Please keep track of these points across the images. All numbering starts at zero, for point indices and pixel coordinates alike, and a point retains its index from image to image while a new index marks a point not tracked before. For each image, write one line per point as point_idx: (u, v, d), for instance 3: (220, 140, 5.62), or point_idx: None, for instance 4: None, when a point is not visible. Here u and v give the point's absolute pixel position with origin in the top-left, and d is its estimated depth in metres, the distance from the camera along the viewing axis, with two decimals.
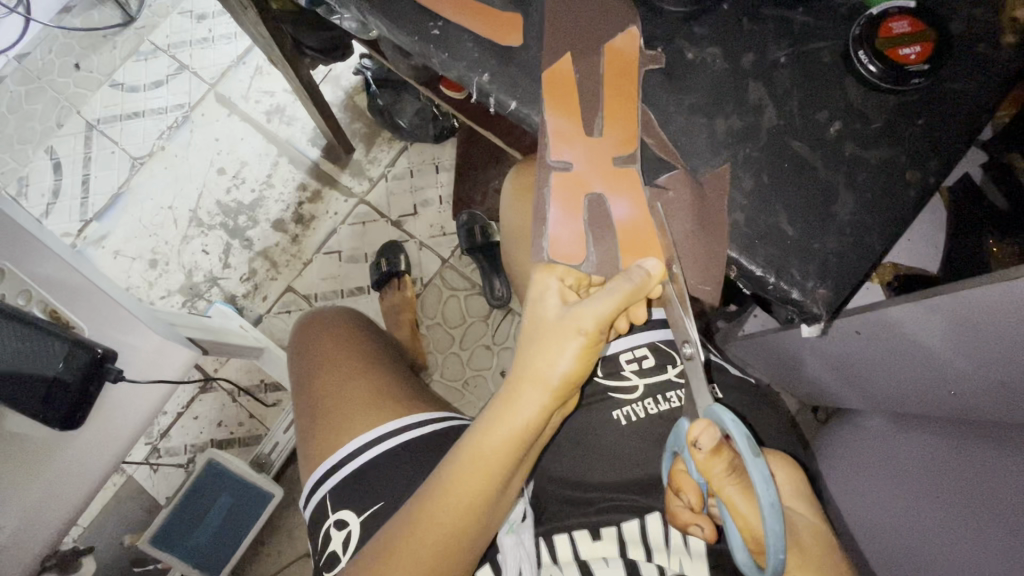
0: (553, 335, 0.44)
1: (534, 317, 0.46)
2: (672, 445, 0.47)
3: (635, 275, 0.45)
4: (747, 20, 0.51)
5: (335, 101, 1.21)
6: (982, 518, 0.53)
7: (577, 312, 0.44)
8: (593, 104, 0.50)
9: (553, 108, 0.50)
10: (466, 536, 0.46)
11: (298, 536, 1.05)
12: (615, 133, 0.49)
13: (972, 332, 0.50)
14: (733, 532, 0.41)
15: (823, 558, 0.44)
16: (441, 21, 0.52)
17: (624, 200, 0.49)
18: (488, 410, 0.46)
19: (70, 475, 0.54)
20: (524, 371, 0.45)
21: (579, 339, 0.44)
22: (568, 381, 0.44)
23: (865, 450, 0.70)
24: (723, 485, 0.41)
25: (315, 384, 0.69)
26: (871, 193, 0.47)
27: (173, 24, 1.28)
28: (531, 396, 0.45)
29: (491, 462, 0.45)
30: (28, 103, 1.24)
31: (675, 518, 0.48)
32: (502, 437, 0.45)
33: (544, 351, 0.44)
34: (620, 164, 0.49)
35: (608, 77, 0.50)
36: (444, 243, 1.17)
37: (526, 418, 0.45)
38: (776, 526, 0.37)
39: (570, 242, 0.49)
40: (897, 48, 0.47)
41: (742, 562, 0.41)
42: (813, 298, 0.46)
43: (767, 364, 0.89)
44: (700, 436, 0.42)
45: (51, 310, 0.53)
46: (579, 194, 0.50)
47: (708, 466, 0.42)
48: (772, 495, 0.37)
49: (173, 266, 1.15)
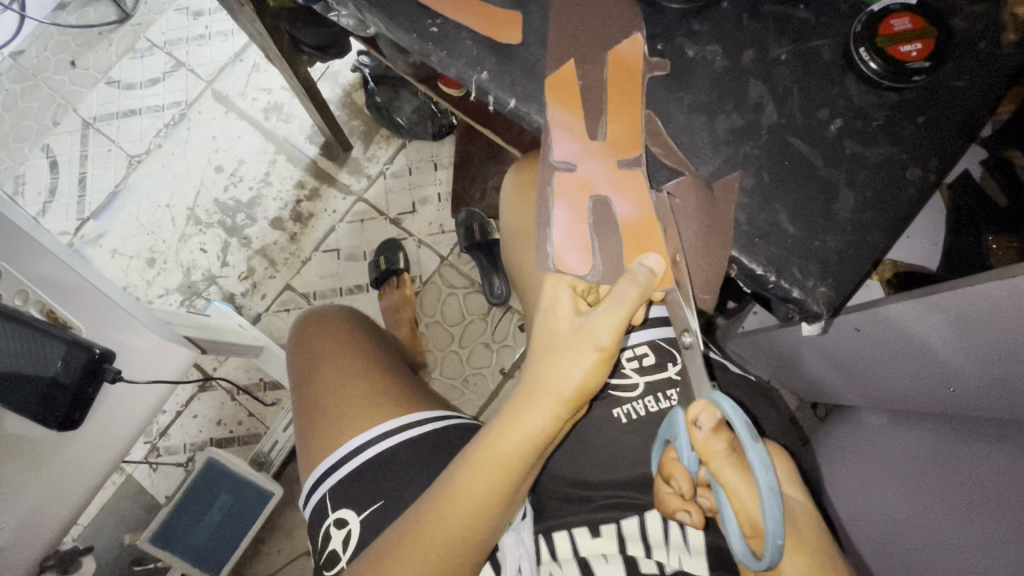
0: (568, 346, 0.44)
1: (549, 327, 0.46)
2: (663, 433, 0.47)
3: (638, 274, 0.44)
4: (747, 17, 0.50)
5: (333, 98, 1.20)
6: (968, 514, 0.54)
7: (592, 325, 0.43)
8: (598, 110, 0.49)
9: (557, 114, 0.49)
10: (476, 539, 0.46)
11: (298, 534, 1.05)
12: (621, 140, 0.48)
13: (971, 331, 0.50)
14: (728, 518, 0.41)
15: (817, 543, 0.44)
16: (439, 19, 0.51)
17: (629, 203, 0.48)
18: (500, 416, 0.47)
19: (70, 476, 0.54)
20: (538, 381, 0.45)
21: (594, 353, 0.43)
22: (581, 393, 0.44)
23: (872, 451, 0.70)
24: (721, 465, 0.41)
25: (316, 385, 0.69)
26: (871, 190, 0.47)
27: (169, 21, 1.27)
28: (545, 406, 0.44)
29: (502, 468, 0.45)
30: (23, 101, 1.23)
31: (663, 504, 0.47)
32: (514, 443, 0.45)
33: (559, 362, 0.44)
34: (626, 169, 0.48)
35: (614, 83, 0.49)
36: (443, 241, 1.16)
37: (539, 426, 0.45)
38: (775, 511, 0.37)
39: (577, 251, 0.48)
40: (898, 45, 0.47)
41: (736, 551, 0.41)
42: (813, 297, 0.46)
43: (767, 362, 0.90)
44: (700, 415, 0.42)
45: (49, 310, 0.53)
46: (583, 200, 0.48)
47: (707, 446, 0.42)
48: (771, 480, 0.37)
49: (171, 265, 1.14)
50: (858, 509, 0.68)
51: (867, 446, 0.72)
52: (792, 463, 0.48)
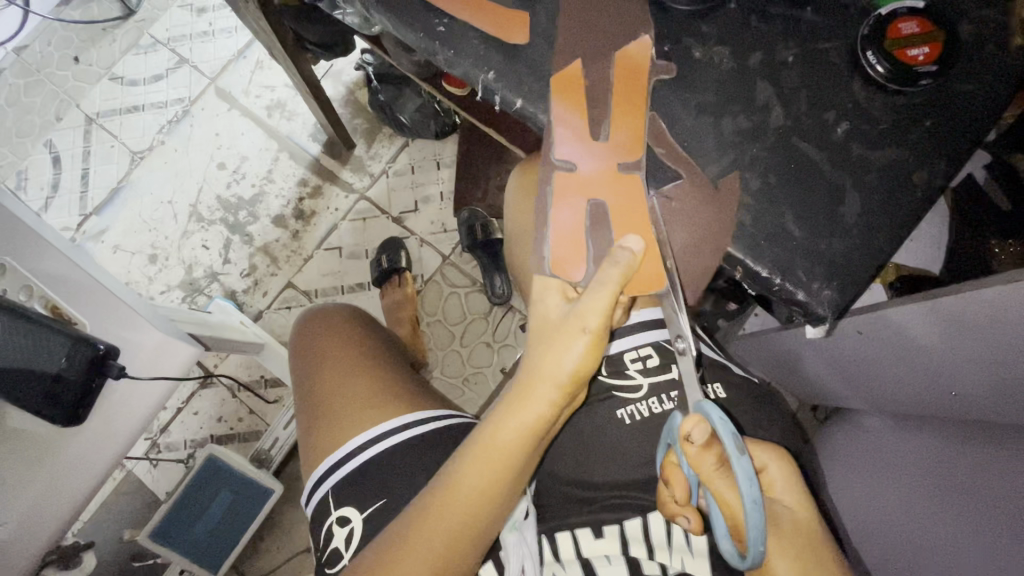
0: (559, 334, 0.45)
1: (540, 317, 0.47)
2: (665, 437, 0.47)
3: (618, 258, 0.44)
4: (754, 19, 0.50)
5: (336, 96, 1.20)
6: (964, 519, 0.55)
7: (580, 311, 0.44)
8: (600, 112, 0.49)
9: (559, 111, 0.49)
10: (477, 527, 0.47)
11: (297, 531, 1.05)
12: (622, 140, 0.48)
13: (975, 338, 0.51)
14: (715, 521, 0.42)
15: (817, 544, 0.45)
16: (447, 18, 0.51)
17: (625, 204, 0.48)
18: (500, 403, 0.47)
19: (71, 473, 0.54)
20: (532, 370, 0.45)
21: (584, 337, 0.44)
22: (576, 378, 0.44)
23: (862, 449, 0.69)
24: (712, 478, 0.41)
25: (317, 382, 0.69)
26: (878, 194, 0.47)
27: (173, 18, 1.27)
28: (541, 393, 0.45)
29: (503, 454, 0.46)
30: (26, 96, 1.23)
31: (663, 506, 0.47)
32: (513, 432, 0.46)
33: (551, 350, 0.44)
34: (625, 172, 0.48)
35: (617, 85, 0.49)
36: (445, 240, 1.16)
37: (537, 414, 0.45)
38: (756, 522, 0.38)
39: (571, 255, 0.48)
40: (907, 48, 0.48)
41: (724, 552, 0.42)
42: (818, 299, 0.46)
43: (767, 363, 0.89)
44: (692, 430, 0.42)
45: (52, 305, 0.52)
46: (580, 202, 0.48)
47: (699, 460, 0.42)
48: (754, 492, 0.38)
49: (173, 262, 1.14)
50: (840, 501, 0.67)
51: (855, 442, 0.70)
52: (790, 466, 0.48)
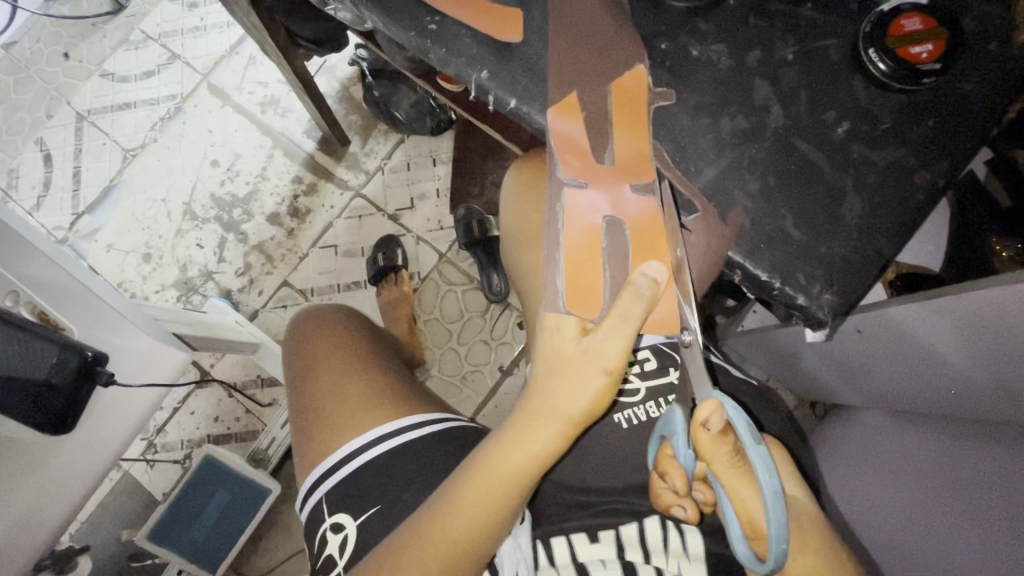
0: (576, 371, 0.42)
1: (551, 349, 0.44)
2: (660, 429, 0.45)
3: (641, 286, 0.42)
4: (753, 15, 0.49)
5: (330, 92, 1.19)
6: (956, 512, 0.55)
7: (599, 350, 0.41)
8: (601, 134, 0.47)
9: (562, 130, 0.47)
10: (476, 551, 0.47)
11: (295, 531, 1.05)
12: (630, 162, 0.47)
13: (980, 335, 0.49)
14: (730, 521, 0.40)
15: (818, 542, 0.44)
16: (438, 16, 0.50)
17: (641, 226, 0.46)
18: (497, 436, 0.46)
19: (62, 481, 0.53)
20: (543, 405, 0.43)
21: (602, 378, 0.42)
22: (588, 416, 0.43)
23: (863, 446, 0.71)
24: (725, 468, 0.40)
25: (309, 385, 0.68)
26: (880, 196, 0.46)
27: (164, 12, 1.25)
28: (548, 429, 0.43)
29: (500, 488, 0.45)
30: (16, 94, 1.21)
31: (657, 497, 0.45)
32: (519, 462, 0.44)
33: (566, 389, 0.42)
34: (638, 195, 0.46)
35: (617, 109, 0.47)
36: (442, 238, 1.15)
37: (544, 447, 0.44)
38: (778, 514, 0.36)
39: (585, 286, 0.45)
40: (908, 46, 0.46)
41: (740, 555, 0.40)
42: (819, 303, 0.45)
43: (768, 362, 0.89)
44: (709, 418, 0.40)
45: (40, 311, 0.51)
46: (594, 221, 0.46)
47: (712, 448, 0.40)
48: (775, 483, 0.37)
49: (167, 261, 1.13)
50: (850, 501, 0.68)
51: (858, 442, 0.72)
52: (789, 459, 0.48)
